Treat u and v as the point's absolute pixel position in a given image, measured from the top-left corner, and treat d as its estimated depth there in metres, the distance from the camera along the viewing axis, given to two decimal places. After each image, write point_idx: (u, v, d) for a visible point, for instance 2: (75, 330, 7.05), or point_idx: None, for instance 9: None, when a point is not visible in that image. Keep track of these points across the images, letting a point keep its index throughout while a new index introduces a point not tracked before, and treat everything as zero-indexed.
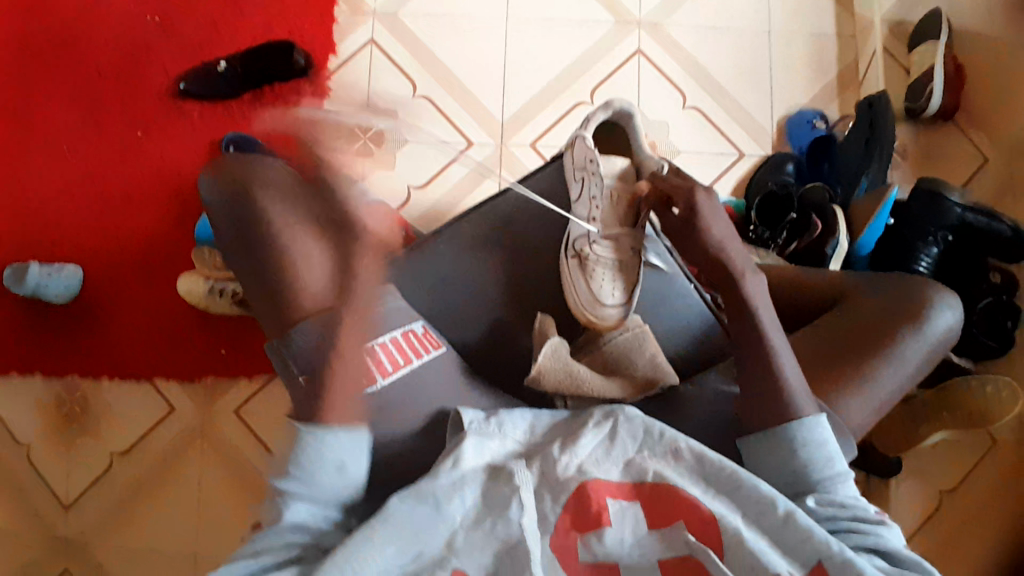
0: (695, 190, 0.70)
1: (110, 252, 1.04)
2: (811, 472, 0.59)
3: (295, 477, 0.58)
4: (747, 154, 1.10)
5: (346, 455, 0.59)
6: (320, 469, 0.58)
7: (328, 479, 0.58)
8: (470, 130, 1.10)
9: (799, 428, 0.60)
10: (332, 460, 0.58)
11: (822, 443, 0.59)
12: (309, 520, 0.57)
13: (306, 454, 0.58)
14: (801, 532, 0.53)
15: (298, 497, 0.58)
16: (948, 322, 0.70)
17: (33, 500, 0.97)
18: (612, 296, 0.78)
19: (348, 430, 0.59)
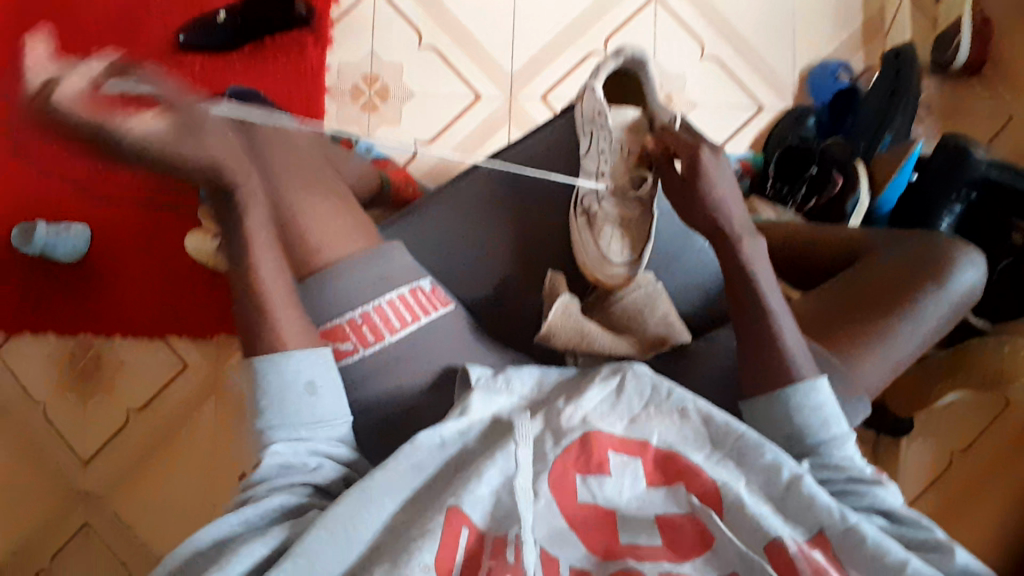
0: (699, 148, 0.66)
1: (115, 208, 1.02)
2: (809, 436, 0.58)
3: (269, 412, 0.57)
4: (767, 106, 1.06)
5: (313, 374, 0.57)
6: (289, 393, 0.57)
7: (300, 401, 0.57)
8: (479, 82, 1.07)
9: (795, 394, 0.58)
10: (299, 380, 0.57)
11: (818, 408, 0.58)
12: (292, 458, 0.56)
13: (272, 380, 0.57)
14: (805, 501, 0.52)
15: (277, 433, 0.56)
16: (969, 279, 0.68)
17: (50, 455, 0.98)
18: (622, 254, 0.75)
19: (312, 350, 0.58)
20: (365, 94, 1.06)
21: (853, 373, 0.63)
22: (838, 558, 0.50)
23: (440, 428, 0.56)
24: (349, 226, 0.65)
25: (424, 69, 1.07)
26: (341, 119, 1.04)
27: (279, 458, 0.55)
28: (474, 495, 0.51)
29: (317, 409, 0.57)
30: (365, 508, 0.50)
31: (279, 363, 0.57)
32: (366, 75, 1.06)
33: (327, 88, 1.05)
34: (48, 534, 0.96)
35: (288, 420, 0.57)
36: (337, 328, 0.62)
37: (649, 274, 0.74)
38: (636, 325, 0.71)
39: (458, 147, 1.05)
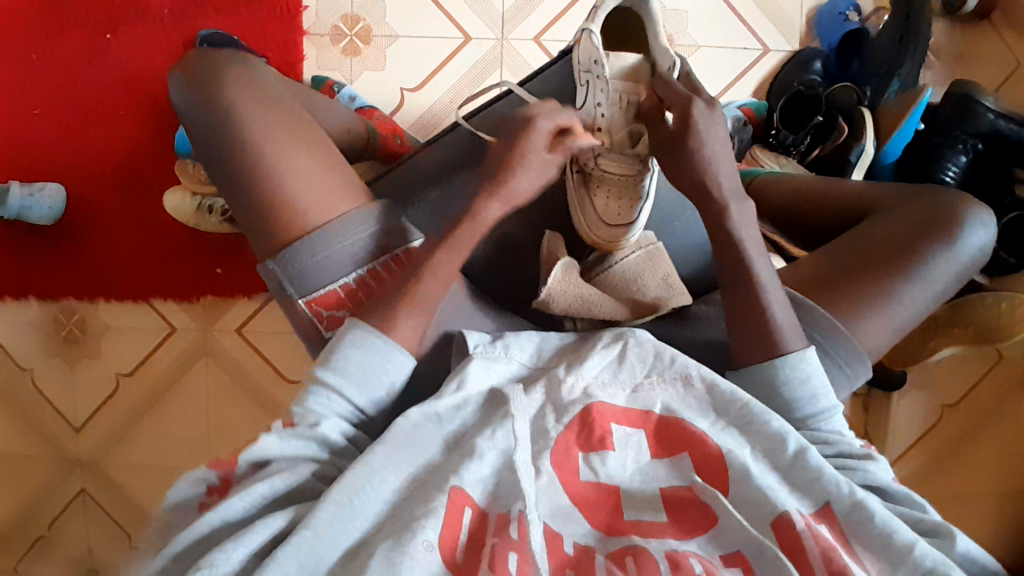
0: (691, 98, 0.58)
1: (89, 166, 0.97)
2: (797, 410, 0.58)
3: (334, 371, 0.53)
4: (771, 48, 1.01)
5: (397, 374, 0.55)
6: (370, 377, 0.54)
7: (375, 395, 0.55)
8: (469, 23, 1.00)
9: (782, 368, 0.57)
10: (387, 373, 0.55)
11: (805, 381, 0.57)
12: (331, 435, 0.52)
13: (362, 353, 0.54)
14: (809, 472, 0.52)
15: (330, 391, 0.53)
16: (978, 240, 0.67)
17: (42, 422, 0.97)
18: (623, 215, 0.73)
19: (405, 353, 0.55)
20: (347, 37, 0.99)
21: (856, 336, 0.62)
22: (843, 533, 0.51)
23: (434, 403, 0.54)
24: (333, 185, 0.60)
25: (408, 10, 0.99)
26: (321, 64, 0.98)
27: (328, 439, 0.52)
28: (474, 475, 0.50)
29: (381, 409, 0.56)
30: (370, 479, 0.50)
31: (381, 356, 0.54)
32: (346, 16, 0.99)
33: (304, 31, 0.99)
34: (48, 498, 0.97)
35: (354, 403, 0.54)
36: (332, 295, 0.60)
37: (650, 234, 0.74)
38: (636, 286, 0.70)
39: (446, 95, 1.00)
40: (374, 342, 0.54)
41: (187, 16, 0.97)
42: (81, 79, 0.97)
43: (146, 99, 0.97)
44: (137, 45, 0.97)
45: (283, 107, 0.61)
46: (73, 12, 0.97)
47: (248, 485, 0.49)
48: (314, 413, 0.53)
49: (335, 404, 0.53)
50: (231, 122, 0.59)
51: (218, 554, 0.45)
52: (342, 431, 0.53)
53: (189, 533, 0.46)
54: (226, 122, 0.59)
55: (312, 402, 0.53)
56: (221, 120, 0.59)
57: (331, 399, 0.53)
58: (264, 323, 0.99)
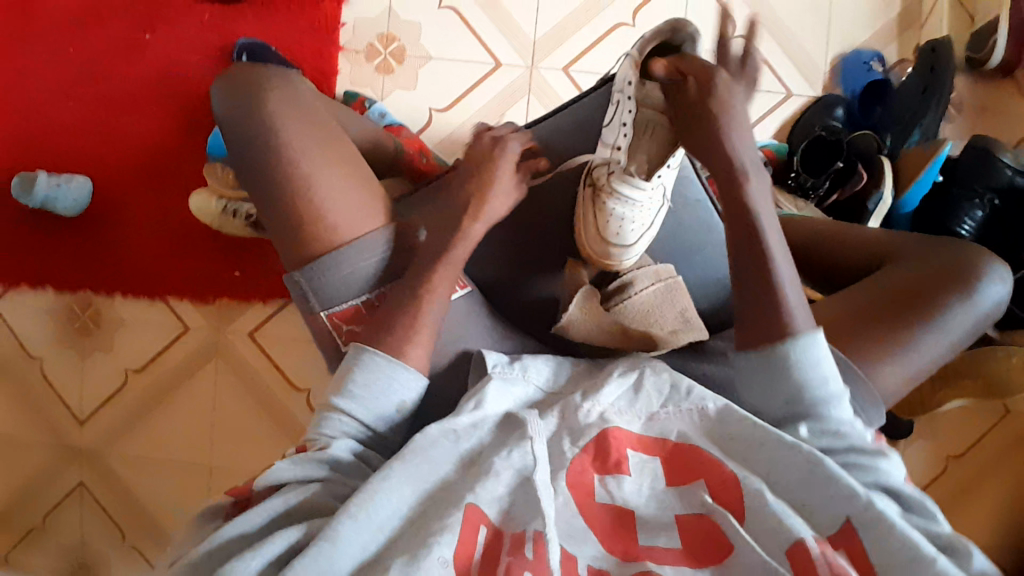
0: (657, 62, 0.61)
1: (117, 161, 0.99)
2: (808, 394, 0.55)
3: (347, 397, 0.55)
4: (794, 93, 1.03)
5: (407, 394, 0.56)
6: (377, 399, 0.55)
7: (382, 413, 0.56)
8: (499, 49, 1.02)
9: (796, 348, 0.54)
10: (394, 395, 0.56)
11: (816, 364, 0.54)
12: (343, 455, 0.53)
13: (369, 378, 0.55)
14: (830, 479, 0.51)
15: (346, 415, 0.55)
16: (996, 295, 0.68)
17: (48, 411, 0.97)
18: (620, 235, 0.73)
19: (418, 374, 0.57)
20: (381, 54, 1.01)
21: (873, 380, 0.63)
22: (865, 553, 0.49)
23: (451, 421, 0.56)
24: (359, 198, 0.61)
25: (443, 33, 1.02)
26: (354, 79, 1.01)
27: (338, 458, 0.53)
28: (489, 493, 0.51)
29: (392, 427, 0.57)
30: (386, 496, 0.50)
31: (384, 375, 0.56)
32: (382, 35, 1.01)
33: (340, 46, 1.01)
34: (47, 489, 0.96)
35: (363, 423, 0.55)
36: (352, 310, 0.62)
37: (670, 267, 0.76)
38: (650, 319, 0.71)
39: (475, 117, 1.02)
40: (376, 362, 0.56)
41: (225, 23, 0.99)
42: (118, 77, 0.99)
43: (180, 100, 0.99)
44: (174, 47, 0.99)
45: (312, 117, 0.62)
46: (115, 13, 0.99)
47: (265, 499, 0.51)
48: (325, 436, 0.54)
49: (345, 425, 0.55)
50: (271, 129, 0.60)
51: (239, 560, 0.46)
52: (351, 450, 0.54)
53: (213, 538, 0.48)
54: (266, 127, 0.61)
55: (324, 427, 0.55)
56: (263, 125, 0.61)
57: (339, 420, 0.55)
58: (278, 328, 0.99)
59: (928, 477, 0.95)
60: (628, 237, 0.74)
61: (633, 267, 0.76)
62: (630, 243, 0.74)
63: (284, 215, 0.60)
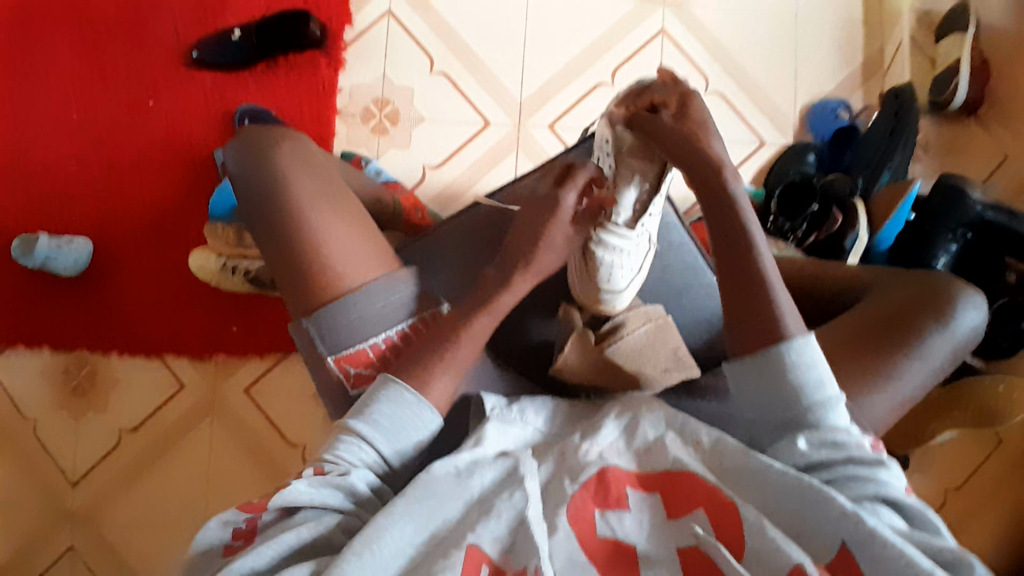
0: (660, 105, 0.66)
1: (118, 223, 1.01)
2: (804, 397, 0.57)
3: (368, 423, 0.56)
4: (768, 141, 1.08)
5: (422, 434, 0.58)
6: (400, 433, 0.57)
7: (400, 448, 0.57)
8: (487, 109, 1.08)
9: (789, 352, 0.57)
10: (412, 434, 0.57)
11: (811, 365, 0.57)
12: (361, 487, 0.54)
13: (396, 410, 0.57)
14: (819, 494, 0.52)
15: (365, 440, 0.56)
16: (972, 322, 0.70)
17: (39, 475, 0.96)
18: (611, 281, 0.74)
19: (436, 415, 0.58)
20: (376, 117, 1.06)
21: (863, 408, 0.65)
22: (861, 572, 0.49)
23: (453, 458, 0.57)
24: (367, 248, 0.64)
25: (435, 95, 1.07)
26: (350, 140, 1.05)
27: (356, 490, 0.53)
28: (490, 532, 0.51)
29: (402, 464, 0.57)
30: (391, 533, 0.50)
31: (407, 409, 0.57)
32: (377, 98, 1.07)
33: (337, 110, 1.06)
34: (35, 556, 0.94)
35: (381, 454, 0.56)
36: (361, 355, 0.62)
37: (658, 308, 0.77)
38: (642, 360, 0.72)
39: (467, 171, 1.06)
40: (405, 397, 0.57)
41: (227, 91, 1.04)
42: (123, 142, 1.03)
43: (181, 162, 1.03)
44: (178, 115, 1.04)
45: (323, 175, 0.66)
46: (122, 84, 1.04)
47: (278, 530, 0.50)
48: (345, 463, 0.54)
49: (365, 454, 0.55)
50: (281, 184, 0.64)
51: None
52: (369, 484, 0.54)
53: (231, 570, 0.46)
54: (270, 182, 0.64)
55: (341, 449, 0.55)
56: (267, 181, 0.64)
57: (360, 447, 0.55)
58: (274, 381, 0.99)
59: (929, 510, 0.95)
60: (617, 282, 0.74)
61: (625, 310, 0.76)
62: (620, 288, 0.75)
63: (288, 264, 0.62)
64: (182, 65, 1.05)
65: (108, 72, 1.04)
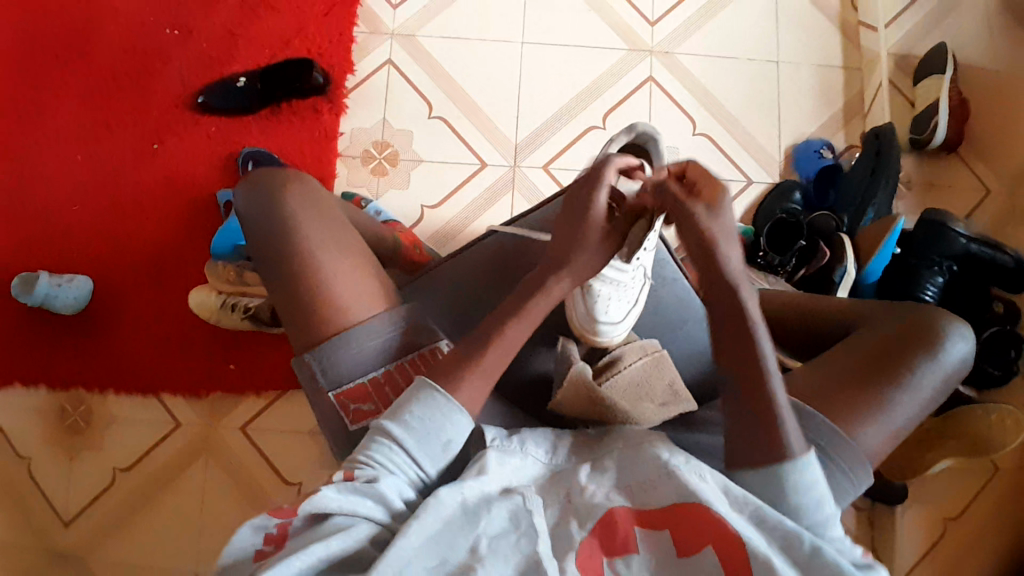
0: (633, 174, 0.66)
1: (120, 262, 1.02)
2: (803, 515, 0.59)
3: (402, 427, 0.57)
4: (755, 180, 1.12)
5: (455, 435, 0.58)
6: (432, 437, 0.57)
7: (434, 452, 0.57)
8: (484, 151, 1.11)
9: (790, 470, 0.59)
10: (443, 435, 0.58)
11: (811, 486, 0.59)
12: (392, 494, 0.54)
13: (429, 413, 0.58)
14: (827, 569, 0.53)
15: (400, 446, 0.57)
16: (961, 352, 0.72)
17: (31, 517, 0.94)
18: (607, 313, 0.79)
19: (468, 416, 0.59)
20: (376, 158, 1.09)
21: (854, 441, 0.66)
22: None
23: (460, 487, 0.56)
24: (369, 283, 0.66)
25: (433, 138, 1.11)
26: (351, 181, 1.08)
27: (386, 499, 0.53)
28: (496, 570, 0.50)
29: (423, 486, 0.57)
30: (404, 564, 0.49)
31: (440, 413, 0.58)
32: (377, 142, 1.10)
33: (338, 153, 1.09)
34: None
35: (415, 460, 0.57)
36: (360, 388, 0.64)
37: (654, 342, 0.80)
38: (641, 392, 0.74)
39: (464, 210, 1.09)
40: (437, 399, 0.58)
41: (231, 135, 1.07)
42: (128, 183, 1.05)
43: (184, 203, 1.05)
44: (183, 158, 1.06)
45: (330, 217, 0.68)
46: (128, 128, 1.07)
47: (306, 544, 0.49)
48: (377, 467, 0.55)
49: (397, 459, 0.56)
50: (291, 227, 0.65)
51: None
52: (399, 494, 0.55)
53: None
54: (274, 220, 0.66)
55: (376, 453, 0.56)
56: (271, 220, 0.66)
57: (392, 451, 0.56)
58: (272, 419, 0.99)
59: (928, 541, 0.95)
60: (613, 313, 0.79)
61: (621, 344, 0.80)
62: (615, 320, 0.79)
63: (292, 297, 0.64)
64: (188, 110, 1.08)
65: (116, 117, 1.08)
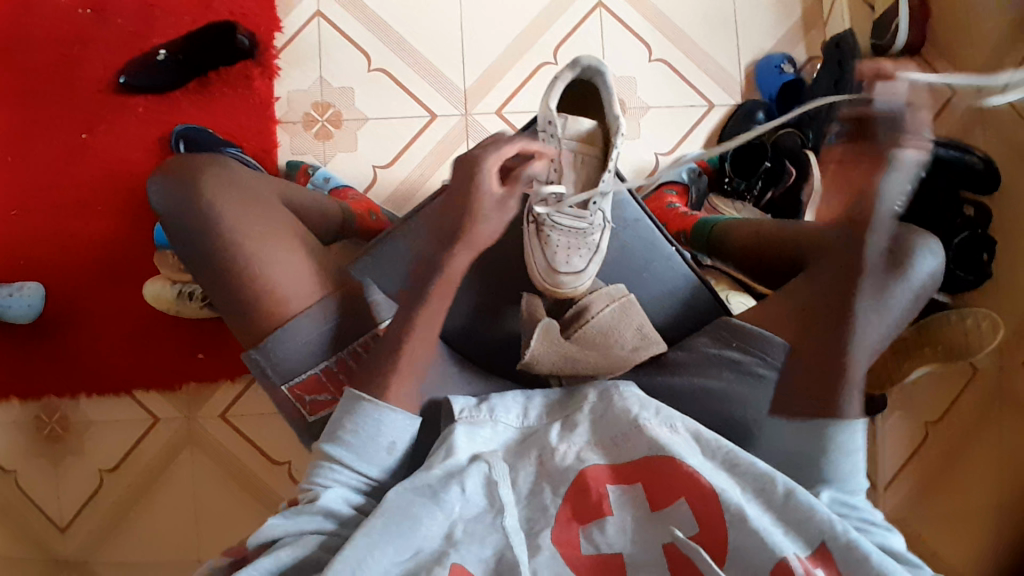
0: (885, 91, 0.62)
1: (68, 263, 0.98)
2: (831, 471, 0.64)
3: (341, 442, 0.60)
4: (717, 103, 1.07)
5: (397, 436, 0.61)
6: (372, 444, 0.60)
7: (376, 458, 0.60)
8: (433, 102, 1.05)
9: (844, 432, 0.64)
10: (384, 438, 0.60)
11: (851, 449, 0.64)
12: (339, 507, 0.57)
13: (364, 424, 0.60)
14: (804, 510, 0.53)
15: (342, 461, 0.59)
16: (931, 266, 0.69)
17: (24, 527, 0.95)
18: (569, 263, 0.77)
19: (406, 415, 0.62)
20: (318, 122, 1.04)
21: (845, 394, 0.65)
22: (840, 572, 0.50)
23: (427, 474, 0.57)
24: (299, 272, 0.69)
25: (377, 93, 1.05)
26: (296, 150, 1.03)
27: (331, 509, 0.56)
28: (475, 554, 0.53)
29: (389, 473, 0.61)
30: (363, 561, 0.51)
31: (372, 419, 0.60)
32: (317, 103, 1.04)
33: (277, 120, 1.03)
34: None
35: (360, 471, 0.59)
36: (314, 380, 0.69)
37: (621, 287, 0.78)
38: (610, 341, 0.72)
39: (420, 167, 1.04)
40: (367, 410, 0.60)
41: (163, 115, 1.01)
42: (61, 180, 1.00)
43: (125, 193, 1.00)
44: (116, 145, 1.01)
45: (275, 223, 0.70)
46: (52, 120, 1.01)
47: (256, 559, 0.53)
48: (320, 485, 0.58)
49: (340, 474, 0.59)
50: (218, 224, 0.67)
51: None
52: (343, 500, 0.58)
53: None
54: (210, 223, 0.67)
55: (321, 477, 0.59)
56: (204, 224, 0.67)
57: (336, 469, 0.59)
58: (248, 405, 0.98)
59: (912, 446, 0.99)
60: (575, 263, 0.77)
61: (589, 291, 0.78)
62: (579, 268, 0.77)
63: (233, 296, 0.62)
64: (111, 94, 1.01)
65: (36, 109, 1.01)
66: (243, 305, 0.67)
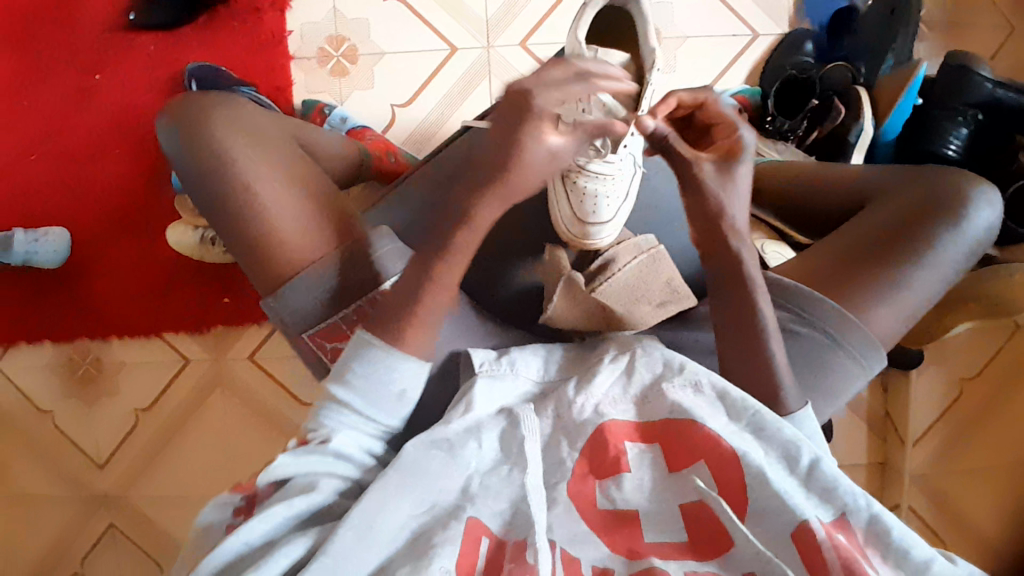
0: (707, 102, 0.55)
1: (90, 208, 0.98)
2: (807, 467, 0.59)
3: (350, 385, 0.57)
4: (761, 32, 0.99)
5: (408, 383, 0.58)
6: (382, 388, 0.58)
7: (387, 403, 0.58)
8: (454, 35, 0.99)
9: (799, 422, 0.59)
10: (395, 383, 0.58)
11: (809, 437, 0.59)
12: (351, 450, 0.56)
13: (374, 367, 0.58)
14: (828, 483, 0.51)
15: (351, 405, 0.57)
16: (986, 221, 0.65)
17: (68, 463, 0.99)
18: (596, 213, 0.72)
19: (418, 362, 0.59)
20: (333, 57, 0.99)
21: (766, 341, 0.59)
22: (861, 544, 0.49)
23: (441, 427, 0.56)
24: (311, 221, 0.65)
25: (393, 25, 0.99)
26: (310, 88, 0.99)
27: (342, 452, 0.56)
28: (489, 507, 0.52)
29: (398, 416, 0.59)
30: (379, 512, 0.50)
31: (384, 364, 0.58)
32: (332, 37, 0.99)
33: (289, 56, 0.99)
34: (77, 535, 0.99)
35: (367, 415, 0.58)
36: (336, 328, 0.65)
37: (651, 238, 0.75)
38: (636, 295, 0.70)
39: (438, 105, 0.99)
40: (376, 353, 0.58)
41: (172, 53, 0.98)
42: (74, 122, 0.98)
43: (139, 135, 0.98)
44: (125, 83, 0.98)
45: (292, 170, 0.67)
46: (61, 59, 0.97)
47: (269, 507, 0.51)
48: (328, 427, 0.57)
49: (349, 417, 0.58)
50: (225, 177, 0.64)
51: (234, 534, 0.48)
52: (355, 445, 0.57)
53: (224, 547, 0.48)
54: (220, 174, 0.64)
55: (327, 417, 0.58)
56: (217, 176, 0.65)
57: (345, 413, 0.58)
58: (272, 348, 0.99)
59: (941, 407, 0.97)
60: (601, 213, 0.72)
61: (613, 243, 0.75)
62: (606, 218, 0.73)
63: (285, 245, 0.64)
64: (121, 31, 0.98)
65: (44, 48, 0.97)
66: (254, 258, 0.65)
